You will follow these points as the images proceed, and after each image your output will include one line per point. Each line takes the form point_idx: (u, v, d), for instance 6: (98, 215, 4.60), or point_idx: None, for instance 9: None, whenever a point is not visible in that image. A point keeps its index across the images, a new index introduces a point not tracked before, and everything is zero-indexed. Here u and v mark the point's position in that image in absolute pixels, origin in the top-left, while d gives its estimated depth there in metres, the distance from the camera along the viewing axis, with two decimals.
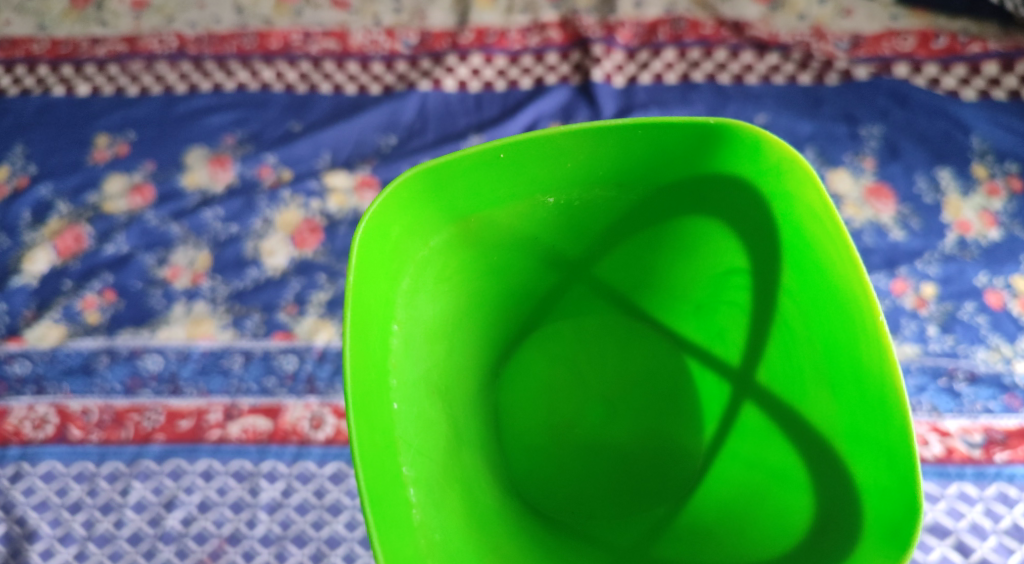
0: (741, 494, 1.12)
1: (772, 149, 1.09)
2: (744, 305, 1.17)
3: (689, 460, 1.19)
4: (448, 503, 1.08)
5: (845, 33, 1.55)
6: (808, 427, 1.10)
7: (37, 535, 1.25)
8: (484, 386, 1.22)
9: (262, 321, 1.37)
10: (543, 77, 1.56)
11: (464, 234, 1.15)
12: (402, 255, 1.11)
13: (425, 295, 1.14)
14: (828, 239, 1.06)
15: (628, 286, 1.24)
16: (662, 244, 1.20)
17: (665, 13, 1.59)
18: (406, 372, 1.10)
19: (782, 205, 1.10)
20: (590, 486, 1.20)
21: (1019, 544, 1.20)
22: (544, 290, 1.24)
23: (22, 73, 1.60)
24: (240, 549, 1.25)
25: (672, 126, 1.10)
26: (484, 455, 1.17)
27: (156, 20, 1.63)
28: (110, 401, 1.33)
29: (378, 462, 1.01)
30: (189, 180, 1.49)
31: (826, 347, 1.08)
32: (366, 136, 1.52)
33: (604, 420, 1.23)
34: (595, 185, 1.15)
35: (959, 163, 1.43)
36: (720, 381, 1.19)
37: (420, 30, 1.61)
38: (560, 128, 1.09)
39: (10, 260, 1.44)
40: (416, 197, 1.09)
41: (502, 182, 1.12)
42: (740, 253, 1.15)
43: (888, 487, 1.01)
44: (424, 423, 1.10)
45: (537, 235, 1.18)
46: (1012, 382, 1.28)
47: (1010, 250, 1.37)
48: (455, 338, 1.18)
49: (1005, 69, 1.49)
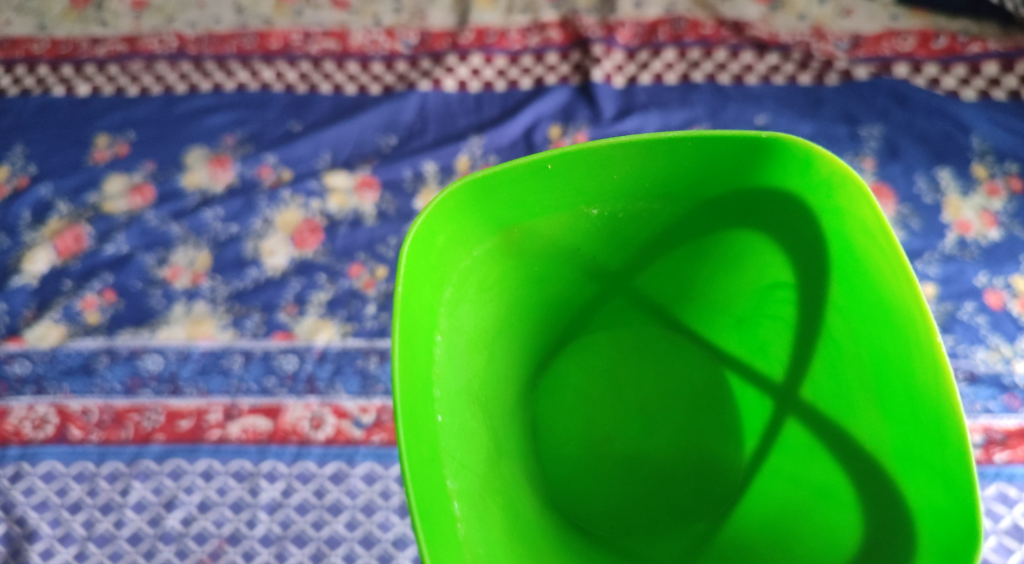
0: (785, 509, 1.12)
1: (823, 164, 1.08)
2: (788, 319, 1.17)
3: (729, 473, 1.19)
4: (490, 516, 1.08)
5: (845, 33, 1.55)
6: (856, 447, 1.09)
7: (37, 535, 1.25)
8: (523, 396, 1.22)
9: (262, 321, 1.37)
10: (543, 77, 1.56)
11: (508, 245, 1.15)
12: (445, 265, 1.11)
13: (467, 305, 1.14)
14: (881, 259, 1.06)
15: (669, 298, 1.24)
16: (706, 257, 1.19)
17: (665, 13, 1.59)
18: (449, 383, 1.10)
19: (830, 220, 1.10)
20: (628, 500, 1.20)
21: (1019, 544, 1.20)
22: (584, 300, 1.24)
23: (22, 73, 1.60)
24: (240, 549, 1.25)
25: (722, 140, 1.10)
26: (524, 466, 1.17)
27: (156, 20, 1.63)
28: (110, 401, 1.33)
29: (427, 474, 1.01)
30: (189, 180, 1.49)
31: (876, 365, 1.07)
32: (367, 136, 1.52)
33: (642, 433, 1.23)
34: (639, 199, 1.15)
35: (959, 164, 1.43)
36: (761, 395, 1.19)
37: (420, 30, 1.61)
38: (608, 140, 1.09)
39: (10, 260, 1.44)
40: (462, 207, 1.10)
41: (548, 193, 1.13)
42: (784, 266, 1.15)
43: (943, 508, 1.00)
44: (467, 436, 1.10)
45: (579, 247, 1.18)
46: (1012, 382, 1.28)
47: (1010, 250, 1.37)
48: (496, 347, 1.18)
49: (1005, 69, 1.49)
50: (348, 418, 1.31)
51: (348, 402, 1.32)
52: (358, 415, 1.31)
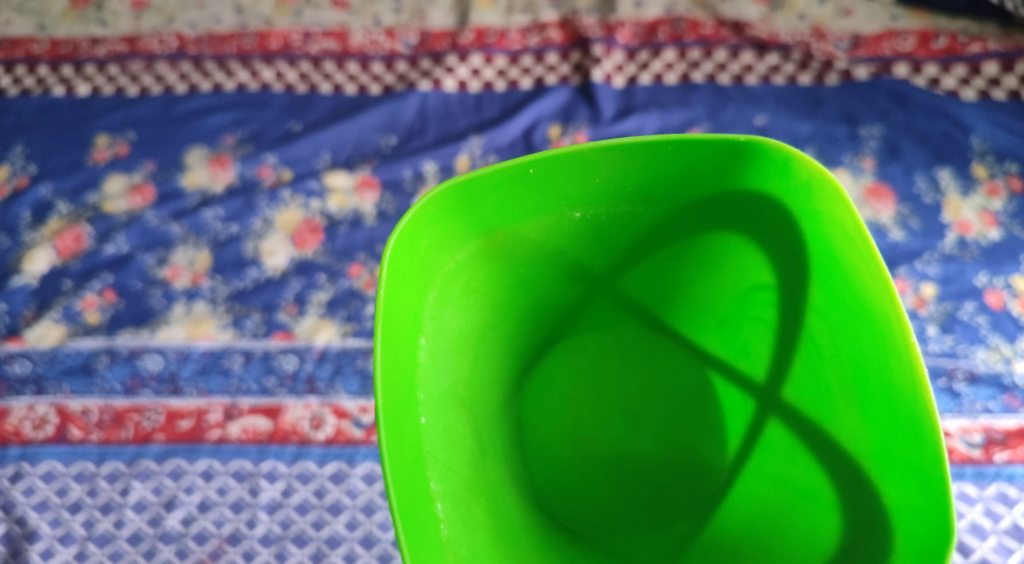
0: (767, 509, 1.12)
1: (802, 167, 1.08)
2: (771, 321, 1.17)
3: (713, 472, 1.19)
4: (474, 517, 1.08)
5: (845, 33, 1.55)
6: (836, 447, 1.09)
7: (37, 535, 1.25)
8: (508, 398, 1.22)
9: (262, 321, 1.37)
10: (543, 77, 1.56)
11: (492, 247, 1.15)
12: (428, 269, 1.11)
13: (451, 308, 1.14)
14: (859, 260, 1.06)
15: (653, 300, 1.24)
16: (689, 259, 1.19)
17: (665, 13, 1.59)
18: (432, 386, 1.10)
19: (810, 223, 1.10)
20: (613, 500, 1.20)
21: (1019, 544, 1.20)
22: (568, 302, 1.23)
23: (22, 73, 1.60)
24: (240, 549, 1.25)
25: (702, 143, 1.10)
26: (509, 467, 1.17)
27: (156, 20, 1.63)
28: (110, 401, 1.33)
29: (408, 477, 1.02)
30: (189, 180, 1.49)
31: (855, 365, 1.07)
32: (367, 136, 1.52)
33: (626, 434, 1.23)
34: (622, 201, 1.15)
35: (958, 164, 1.43)
36: (744, 397, 1.19)
37: (420, 30, 1.61)
38: (588, 144, 1.09)
39: (10, 259, 1.44)
40: (445, 211, 1.10)
41: (531, 196, 1.13)
42: (766, 268, 1.15)
43: (921, 509, 1.00)
44: (451, 437, 1.10)
45: (562, 248, 1.18)
46: (1012, 382, 1.28)
47: (1011, 250, 1.37)
48: (480, 349, 1.18)
49: (1005, 69, 1.49)
50: (348, 419, 1.31)
51: (348, 402, 1.32)
52: (358, 415, 1.31)
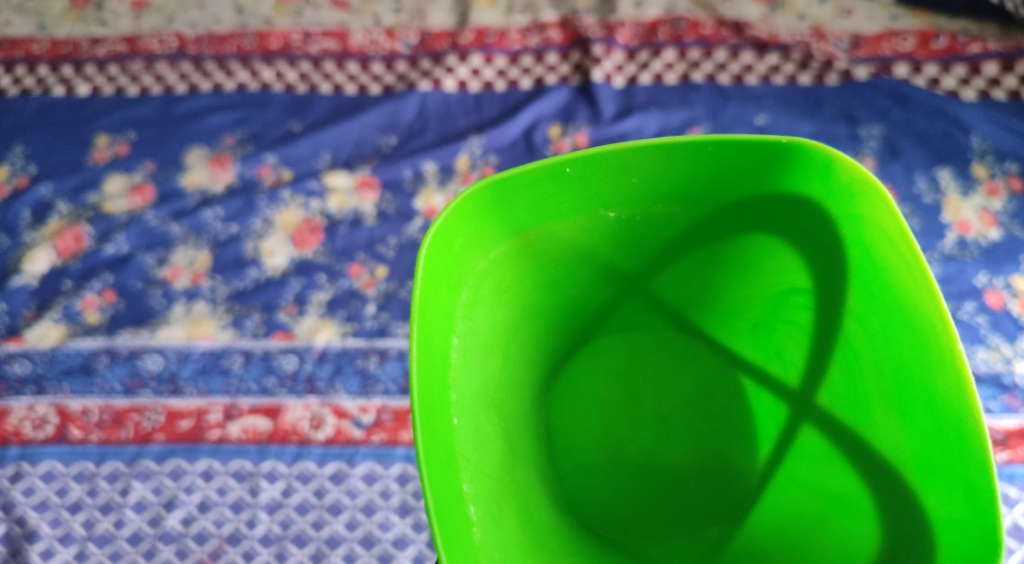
0: (802, 517, 1.12)
1: (844, 170, 1.09)
2: (806, 325, 1.16)
3: (744, 479, 1.19)
4: (505, 520, 1.08)
5: (845, 33, 1.55)
6: (873, 454, 1.09)
7: (38, 535, 1.25)
8: (538, 399, 1.21)
9: (262, 321, 1.37)
10: (543, 77, 1.56)
11: (523, 247, 1.15)
12: (461, 268, 1.11)
13: (482, 308, 1.14)
14: (901, 264, 1.06)
15: (685, 302, 1.23)
16: (722, 261, 1.19)
17: (665, 13, 1.59)
18: (464, 386, 1.10)
19: (850, 226, 1.10)
20: (643, 504, 1.20)
21: (1019, 544, 1.20)
22: (599, 303, 1.23)
23: (22, 73, 1.60)
24: (240, 549, 1.25)
25: (742, 144, 1.10)
26: (539, 469, 1.17)
27: (156, 20, 1.63)
28: (110, 401, 1.33)
29: (442, 479, 1.01)
30: (189, 180, 1.49)
31: (895, 374, 1.07)
32: (367, 136, 1.52)
33: (657, 438, 1.23)
34: (657, 202, 1.15)
35: (958, 164, 1.43)
36: (777, 402, 1.19)
37: (420, 30, 1.61)
38: (627, 143, 1.10)
39: (10, 259, 1.44)
40: (480, 209, 1.10)
41: (565, 196, 1.13)
42: (801, 271, 1.15)
43: (964, 519, 1.00)
44: (482, 439, 1.10)
45: (595, 249, 1.18)
46: (1012, 382, 1.28)
47: (1010, 250, 1.36)
48: (511, 349, 1.18)
49: (1005, 69, 1.49)
50: (348, 418, 1.31)
51: (348, 402, 1.32)
52: (357, 415, 1.31)
